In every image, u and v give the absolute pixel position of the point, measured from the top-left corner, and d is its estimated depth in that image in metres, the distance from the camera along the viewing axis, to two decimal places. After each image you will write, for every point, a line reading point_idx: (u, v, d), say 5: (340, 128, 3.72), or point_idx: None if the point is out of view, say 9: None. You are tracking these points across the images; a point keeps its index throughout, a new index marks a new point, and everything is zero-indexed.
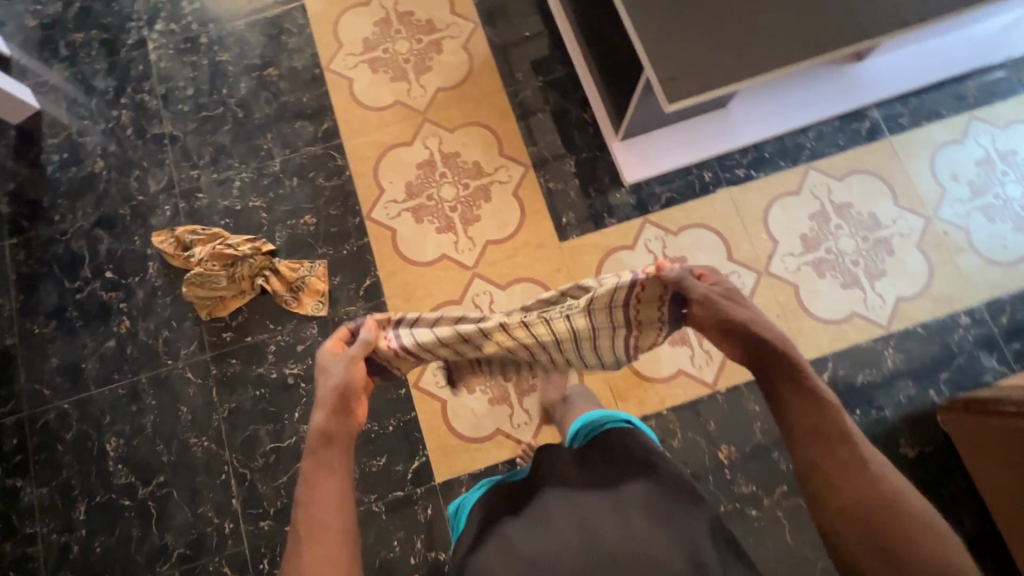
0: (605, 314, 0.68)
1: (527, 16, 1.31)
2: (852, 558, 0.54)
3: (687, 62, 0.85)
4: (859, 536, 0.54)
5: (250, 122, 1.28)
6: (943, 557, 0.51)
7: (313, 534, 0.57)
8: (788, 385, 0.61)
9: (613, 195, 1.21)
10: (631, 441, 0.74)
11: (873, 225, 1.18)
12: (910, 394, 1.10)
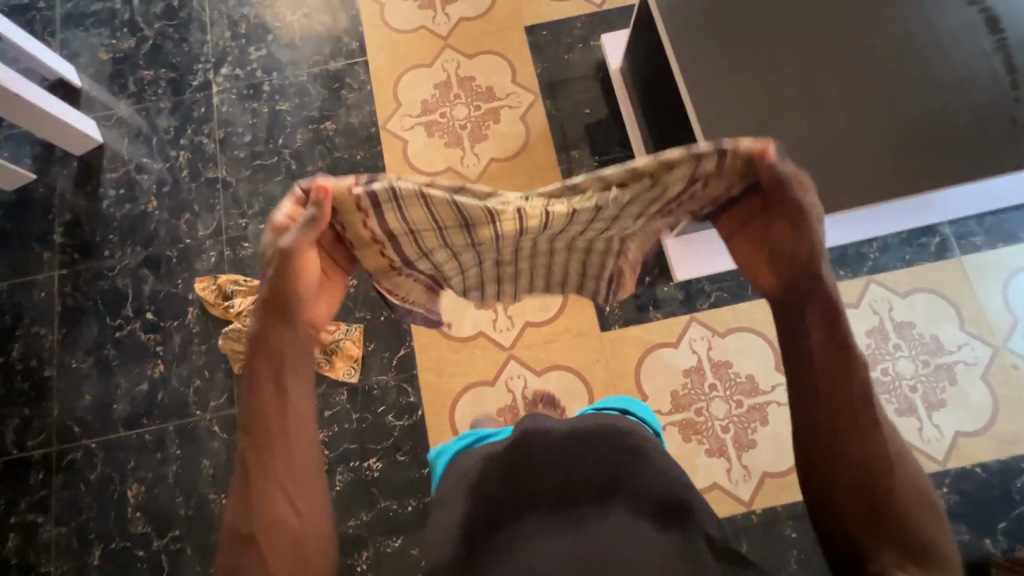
0: (644, 204, 0.56)
1: (588, 92, 1.30)
2: (838, 507, 0.58)
3: None
4: (852, 497, 0.57)
5: (303, 175, 1.28)
6: (920, 517, 0.56)
7: (264, 468, 0.59)
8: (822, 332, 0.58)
9: (660, 287, 1.17)
10: (622, 431, 0.73)
11: (934, 348, 1.11)
12: (964, 540, 1.02)
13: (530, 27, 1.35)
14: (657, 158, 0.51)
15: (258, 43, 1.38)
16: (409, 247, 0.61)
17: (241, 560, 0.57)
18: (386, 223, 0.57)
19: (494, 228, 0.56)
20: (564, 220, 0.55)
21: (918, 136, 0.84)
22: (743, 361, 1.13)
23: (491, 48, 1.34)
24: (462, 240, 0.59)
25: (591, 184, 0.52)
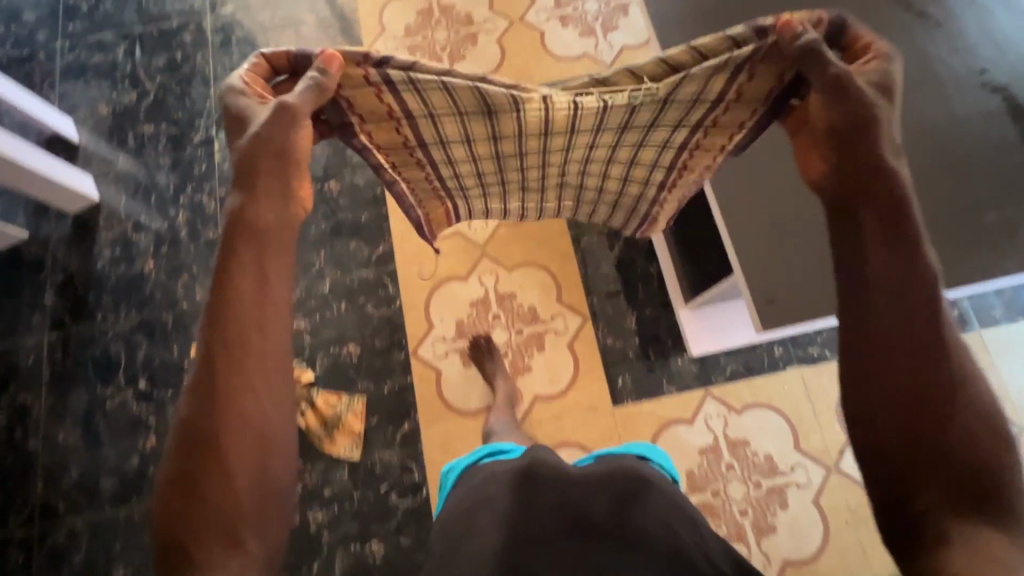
0: (678, 106, 0.63)
1: None
2: (885, 448, 0.44)
3: (787, 285, 0.79)
4: (896, 426, 0.44)
5: (305, 237, 1.25)
6: (995, 464, 0.42)
7: (234, 360, 0.49)
8: (876, 222, 0.49)
9: (674, 360, 1.13)
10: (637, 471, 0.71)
11: None
12: None
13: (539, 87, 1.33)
14: (689, 50, 0.57)
15: None
16: (433, 134, 0.69)
17: (189, 463, 0.47)
18: (415, 111, 0.64)
19: (518, 119, 0.64)
20: (591, 112, 0.62)
21: (945, 231, 0.82)
22: (760, 439, 1.09)
23: None
24: (492, 127, 0.66)
25: (625, 81, 0.61)
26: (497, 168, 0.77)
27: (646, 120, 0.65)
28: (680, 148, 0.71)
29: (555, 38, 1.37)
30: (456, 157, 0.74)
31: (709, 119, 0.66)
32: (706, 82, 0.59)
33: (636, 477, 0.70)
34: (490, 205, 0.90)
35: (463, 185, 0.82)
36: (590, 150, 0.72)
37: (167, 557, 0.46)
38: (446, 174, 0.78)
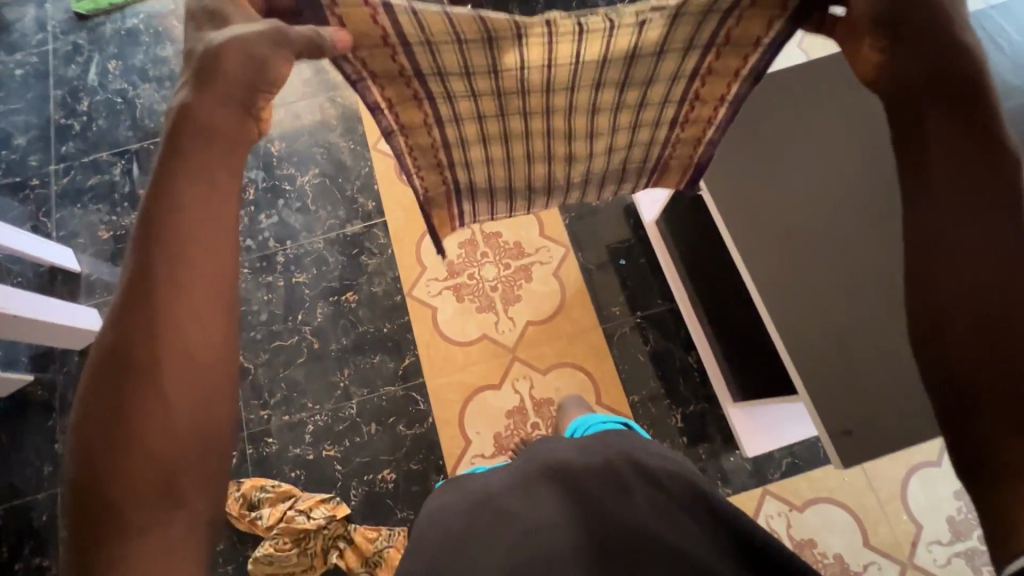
0: (687, 20, 0.58)
1: (621, 242, 1.24)
2: (969, 374, 0.38)
3: (862, 414, 0.75)
4: (975, 353, 0.38)
5: (326, 355, 1.19)
6: None
7: (179, 264, 0.41)
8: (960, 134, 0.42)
9: (725, 458, 1.09)
10: (635, 444, 0.72)
11: None
12: None
13: None
14: None
15: (269, 208, 1.31)
16: (431, 71, 0.62)
17: (115, 393, 0.38)
18: (412, 53, 0.59)
19: (522, 48, 0.59)
20: (597, 34, 0.58)
21: None
22: (827, 538, 1.03)
23: None
24: (498, 62, 0.61)
25: (651, 32, 0.59)
26: (500, 127, 0.72)
27: (661, 41, 0.61)
28: (692, 75, 0.67)
29: None
30: (461, 117, 0.70)
31: (719, 37, 0.61)
32: None
33: (644, 468, 0.67)
34: (498, 181, 0.83)
35: (466, 152, 0.76)
36: (596, 90, 0.67)
37: (75, 519, 0.37)
38: (450, 138, 0.73)
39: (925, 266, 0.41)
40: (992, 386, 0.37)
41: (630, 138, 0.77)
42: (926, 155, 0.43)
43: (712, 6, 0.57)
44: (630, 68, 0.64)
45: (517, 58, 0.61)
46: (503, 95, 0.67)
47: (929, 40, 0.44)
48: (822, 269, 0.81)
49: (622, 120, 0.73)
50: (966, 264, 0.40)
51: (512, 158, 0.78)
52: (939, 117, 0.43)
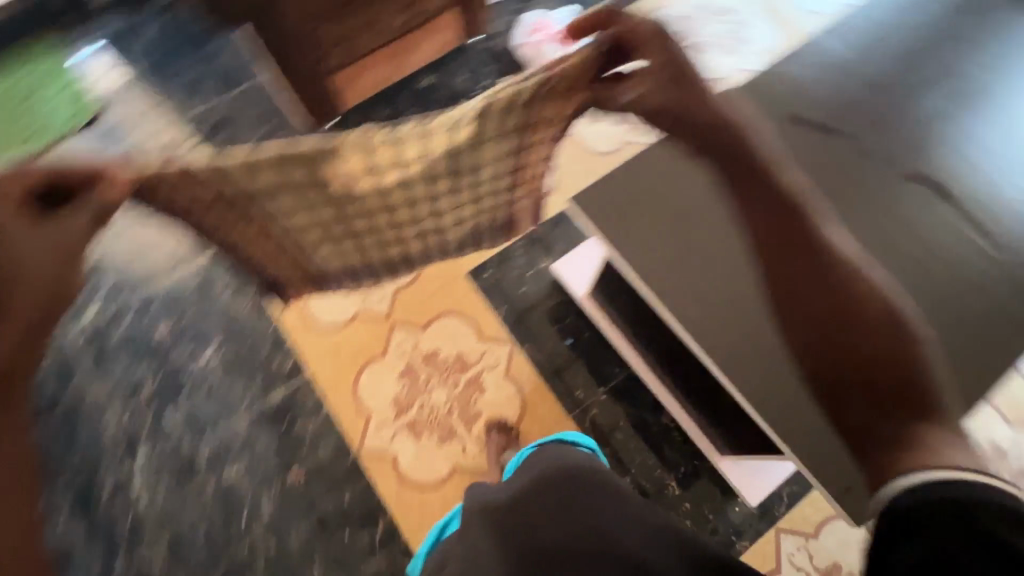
0: (494, 124, 0.63)
1: (561, 322, 1.22)
2: (825, 370, 0.56)
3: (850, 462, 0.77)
4: (826, 352, 0.55)
5: (290, 552, 1.05)
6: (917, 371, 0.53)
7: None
8: (761, 195, 0.56)
9: (732, 510, 1.07)
10: (564, 453, 0.83)
11: (999, 458, 1.13)
12: None
13: (471, 272, 1.25)
14: (506, 88, 0.59)
15: (172, 401, 1.15)
16: (256, 188, 0.63)
17: None
18: (233, 189, 0.62)
19: (341, 163, 0.63)
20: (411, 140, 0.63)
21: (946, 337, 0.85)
22: (849, 556, 1.04)
23: (440, 311, 1.23)
24: (324, 180, 0.65)
25: (459, 137, 0.64)
26: (339, 223, 0.75)
27: (478, 137, 0.65)
28: (515, 167, 0.72)
29: None
30: (299, 221, 0.72)
31: (529, 122, 0.65)
32: (509, 100, 0.60)
33: (571, 475, 0.78)
34: (349, 260, 0.84)
35: (306, 242, 0.78)
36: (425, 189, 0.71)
37: None
38: (291, 237, 0.77)
39: (782, 294, 0.57)
40: (848, 381, 0.54)
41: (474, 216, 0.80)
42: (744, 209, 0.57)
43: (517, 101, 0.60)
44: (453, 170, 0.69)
45: (337, 175, 0.65)
46: (340, 199, 0.69)
47: (710, 130, 0.57)
48: (725, 298, 0.85)
49: (461, 207, 0.77)
50: (801, 295, 0.56)
51: (357, 238, 0.80)
52: (746, 184, 0.57)
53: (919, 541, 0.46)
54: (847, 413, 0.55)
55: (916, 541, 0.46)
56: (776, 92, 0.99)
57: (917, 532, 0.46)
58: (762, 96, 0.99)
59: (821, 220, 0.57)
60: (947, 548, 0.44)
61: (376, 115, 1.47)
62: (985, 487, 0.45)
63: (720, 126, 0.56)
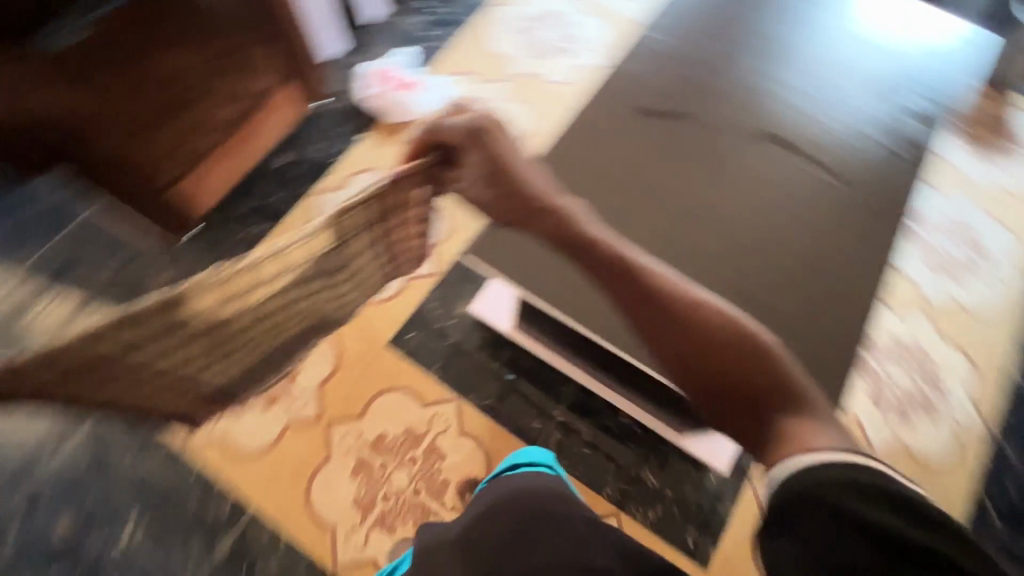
0: (349, 224, 0.67)
1: (497, 361, 1.21)
2: (694, 389, 0.60)
3: None
4: (692, 375, 0.60)
5: None
6: (777, 381, 0.57)
7: None
8: (596, 255, 0.68)
9: (708, 481, 1.12)
10: (543, 482, 0.84)
11: (900, 345, 1.28)
12: None
13: (394, 341, 1.21)
14: (353, 199, 0.63)
15: None
16: (120, 347, 0.58)
17: None
18: (81, 357, 0.55)
19: (196, 303, 0.59)
20: (270, 266, 0.63)
21: (829, 269, 0.93)
22: None
23: (372, 391, 1.17)
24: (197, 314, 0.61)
25: (316, 244, 0.66)
26: (212, 345, 0.71)
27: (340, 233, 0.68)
28: (376, 240, 0.78)
29: None
30: (154, 359, 0.65)
31: (383, 208, 0.71)
32: (357, 204, 0.65)
33: (542, 494, 0.81)
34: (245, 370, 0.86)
35: (178, 370, 0.71)
36: (294, 291, 0.73)
37: None
38: (152, 376, 0.68)
39: (641, 323, 0.64)
40: (720, 398, 0.59)
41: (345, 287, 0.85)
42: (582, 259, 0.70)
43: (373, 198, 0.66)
44: (319, 266, 0.71)
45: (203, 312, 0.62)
46: (218, 324, 0.67)
47: (535, 211, 0.72)
48: None
49: (334, 286, 0.81)
50: (657, 324, 0.63)
51: (247, 356, 0.80)
52: (579, 245, 0.70)
53: (789, 537, 0.48)
54: (728, 424, 0.59)
55: (789, 530, 0.49)
56: (617, 95, 1.05)
57: (790, 525, 0.49)
58: (606, 103, 1.05)
59: (653, 262, 0.67)
60: (813, 529, 0.47)
61: (238, 209, 1.36)
62: (843, 471, 0.49)
63: (537, 202, 0.72)
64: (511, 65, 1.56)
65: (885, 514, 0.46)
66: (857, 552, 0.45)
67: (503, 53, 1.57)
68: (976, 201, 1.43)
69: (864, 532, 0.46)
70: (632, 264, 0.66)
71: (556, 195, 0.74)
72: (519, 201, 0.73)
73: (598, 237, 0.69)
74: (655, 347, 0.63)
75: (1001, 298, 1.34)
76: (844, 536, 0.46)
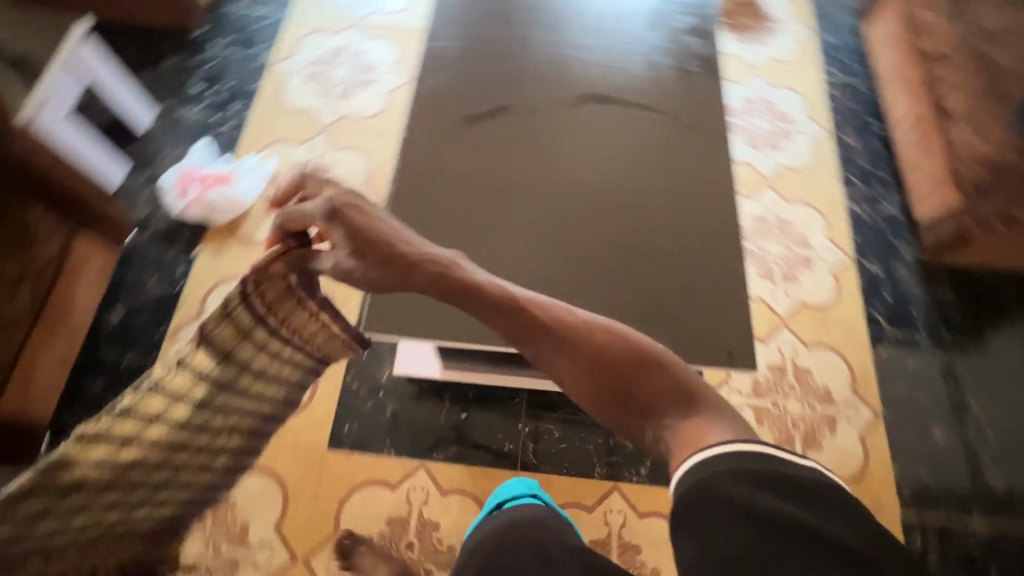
0: (231, 336, 0.68)
1: (444, 407, 1.18)
2: (596, 404, 0.62)
3: (716, 330, 0.89)
4: (592, 393, 0.62)
5: None
6: (669, 381, 0.61)
7: None
8: (481, 296, 0.66)
9: None
10: (534, 510, 0.83)
11: (762, 221, 1.44)
12: (903, 266, 1.41)
13: (333, 442, 1.14)
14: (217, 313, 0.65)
15: None
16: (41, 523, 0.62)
17: None
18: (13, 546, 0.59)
19: (95, 456, 0.63)
20: (153, 401, 0.66)
21: (688, 189, 1.00)
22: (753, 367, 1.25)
23: (336, 502, 1.09)
24: (91, 486, 0.65)
25: (199, 364, 0.68)
26: (153, 481, 0.76)
27: (213, 355, 0.68)
28: (289, 347, 0.77)
29: None
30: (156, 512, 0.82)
31: (260, 310, 0.69)
32: (223, 319, 0.66)
33: (530, 521, 0.80)
34: (199, 486, 0.87)
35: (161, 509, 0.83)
36: (212, 413, 0.76)
37: None
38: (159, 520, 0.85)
39: (536, 353, 0.65)
40: (624, 406, 0.61)
41: (279, 395, 0.85)
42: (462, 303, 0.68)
43: (230, 310, 0.66)
44: (229, 387, 0.74)
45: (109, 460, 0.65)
46: (119, 479, 0.69)
47: (405, 271, 0.69)
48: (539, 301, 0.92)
49: (263, 397, 0.82)
50: (550, 353, 0.64)
51: (190, 476, 0.83)
52: (458, 291, 0.67)
53: (692, 533, 0.52)
54: (631, 431, 0.62)
55: (688, 530, 0.52)
56: (435, 115, 1.04)
57: (692, 524, 0.52)
58: (430, 125, 1.03)
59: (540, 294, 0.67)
60: (710, 523, 0.51)
61: (86, 393, 1.15)
62: (733, 464, 0.53)
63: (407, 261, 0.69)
64: (322, 115, 1.48)
65: (766, 497, 0.52)
66: (748, 537, 0.50)
67: (307, 106, 1.49)
68: (763, 78, 1.64)
69: (752, 519, 0.50)
70: (513, 295, 0.66)
71: (429, 250, 0.70)
72: (389, 267, 0.69)
73: (479, 278, 0.68)
74: (556, 369, 0.64)
75: (814, 147, 1.55)
76: (732, 526, 0.50)
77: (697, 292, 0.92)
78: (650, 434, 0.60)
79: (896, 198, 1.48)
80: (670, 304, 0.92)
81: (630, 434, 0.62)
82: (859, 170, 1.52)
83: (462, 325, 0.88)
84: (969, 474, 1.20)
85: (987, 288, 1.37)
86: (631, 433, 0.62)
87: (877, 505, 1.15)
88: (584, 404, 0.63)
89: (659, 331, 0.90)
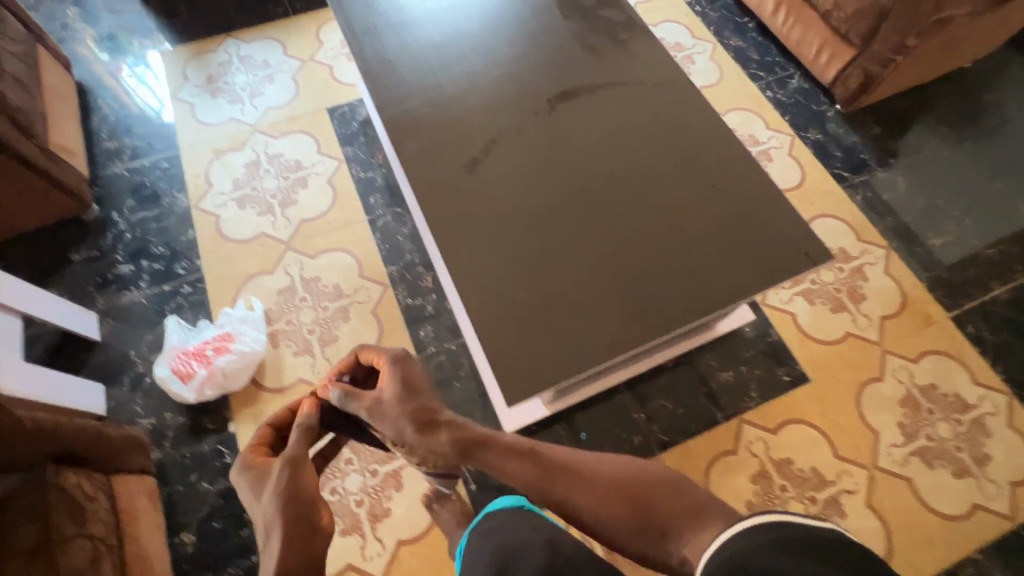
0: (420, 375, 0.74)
1: (564, 437, 1.17)
2: (613, 532, 0.61)
3: (783, 240, 0.97)
4: (612, 522, 0.62)
5: None
6: (686, 498, 0.62)
7: None
8: (500, 448, 0.68)
9: (748, 332, 1.29)
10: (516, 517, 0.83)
11: None
12: (834, 123, 1.59)
13: None
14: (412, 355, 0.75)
15: None
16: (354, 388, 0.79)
17: None
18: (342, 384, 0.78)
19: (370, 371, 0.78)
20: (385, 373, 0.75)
21: (685, 135, 1.06)
22: None
23: None
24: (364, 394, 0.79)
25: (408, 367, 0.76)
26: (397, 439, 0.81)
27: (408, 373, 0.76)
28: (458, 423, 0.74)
29: (416, 519, 1.10)
30: None
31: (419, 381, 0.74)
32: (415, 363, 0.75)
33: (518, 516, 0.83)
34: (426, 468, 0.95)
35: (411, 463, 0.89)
36: None
37: None
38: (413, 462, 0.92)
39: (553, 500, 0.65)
40: (652, 521, 0.60)
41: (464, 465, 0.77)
42: (489, 464, 0.68)
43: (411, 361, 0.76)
44: None
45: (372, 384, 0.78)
46: None
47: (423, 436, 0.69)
48: (632, 296, 0.94)
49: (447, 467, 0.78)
50: (569, 499, 0.64)
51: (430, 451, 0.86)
52: (484, 447, 0.68)
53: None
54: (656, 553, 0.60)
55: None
56: (434, 178, 1.01)
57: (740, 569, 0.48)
58: (435, 190, 1.00)
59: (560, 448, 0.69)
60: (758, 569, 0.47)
61: None
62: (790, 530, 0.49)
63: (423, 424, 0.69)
64: (277, 233, 1.38)
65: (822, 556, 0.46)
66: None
67: (256, 231, 1.38)
68: None
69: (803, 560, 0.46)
70: (528, 445, 0.68)
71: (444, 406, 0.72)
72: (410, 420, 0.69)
73: (500, 433, 0.70)
74: (566, 503, 0.64)
75: (714, 61, 1.69)
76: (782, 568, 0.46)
77: (748, 218, 0.99)
78: (674, 554, 0.58)
79: (797, 72, 1.67)
80: (734, 239, 0.97)
81: (653, 557, 0.60)
82: (758, 62, 1.69)
83: (582, 352, 0.91)
84: (970, 258, 1.40)
85: (898, 110, 1.60)
86: (646, 554, 0.60)
87: (929, 317, 1.32)
88: (607, 532, 0.62)
89: (742, 263, 0.96)
